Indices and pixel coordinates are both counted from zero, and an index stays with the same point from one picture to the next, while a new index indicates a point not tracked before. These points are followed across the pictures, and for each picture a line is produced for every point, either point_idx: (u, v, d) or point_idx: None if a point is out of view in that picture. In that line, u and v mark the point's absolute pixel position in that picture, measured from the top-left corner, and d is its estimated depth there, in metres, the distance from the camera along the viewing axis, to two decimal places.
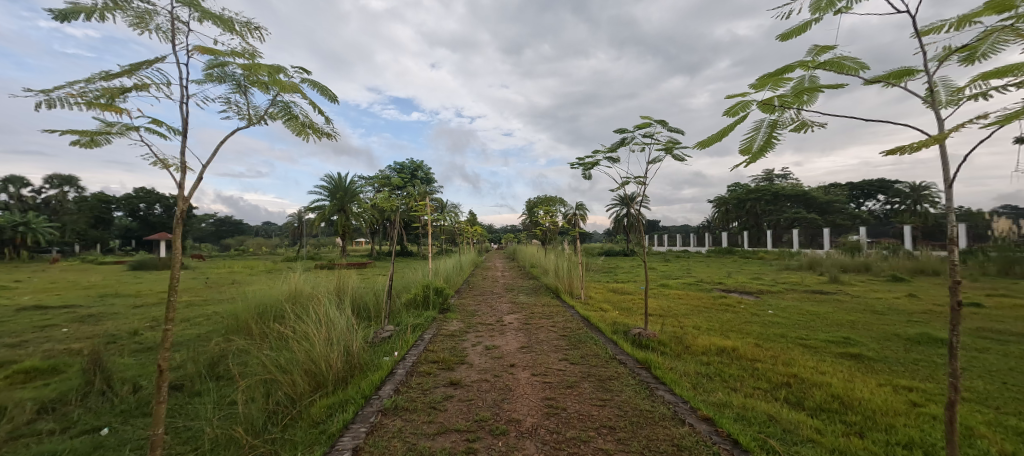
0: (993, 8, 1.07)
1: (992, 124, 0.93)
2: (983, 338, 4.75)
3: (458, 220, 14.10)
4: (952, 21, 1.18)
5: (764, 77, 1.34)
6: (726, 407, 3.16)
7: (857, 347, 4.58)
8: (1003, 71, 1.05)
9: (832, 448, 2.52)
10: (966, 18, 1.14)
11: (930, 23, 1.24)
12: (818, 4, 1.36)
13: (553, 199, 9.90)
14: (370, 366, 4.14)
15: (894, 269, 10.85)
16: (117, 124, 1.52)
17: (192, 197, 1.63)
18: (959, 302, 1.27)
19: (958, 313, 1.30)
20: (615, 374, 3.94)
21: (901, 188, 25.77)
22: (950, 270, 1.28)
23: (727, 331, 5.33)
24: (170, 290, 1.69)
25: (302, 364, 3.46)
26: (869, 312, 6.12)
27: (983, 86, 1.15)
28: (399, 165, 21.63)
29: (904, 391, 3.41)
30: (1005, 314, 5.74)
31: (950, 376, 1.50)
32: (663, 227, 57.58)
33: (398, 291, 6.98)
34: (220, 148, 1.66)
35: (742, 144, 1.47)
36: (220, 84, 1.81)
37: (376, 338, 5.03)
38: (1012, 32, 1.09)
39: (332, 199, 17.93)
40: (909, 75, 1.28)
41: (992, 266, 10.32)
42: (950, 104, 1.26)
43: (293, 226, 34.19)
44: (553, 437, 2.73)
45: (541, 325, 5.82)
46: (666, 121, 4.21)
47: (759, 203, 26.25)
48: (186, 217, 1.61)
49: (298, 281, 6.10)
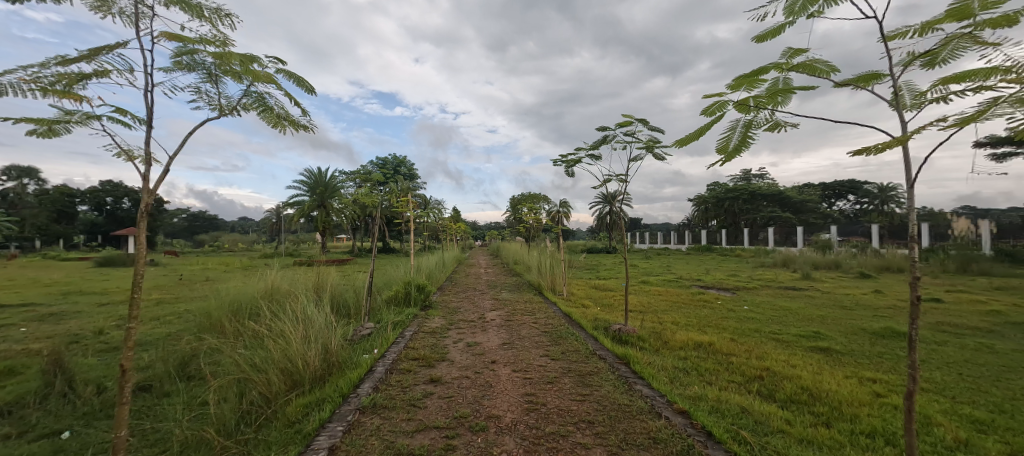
0: (954, 15, 1.13)
1: (951, 126, 0.97)
2: (942, 332, 4.98)
3: (441, 217, 14.02)
4: (915, 27, 1.24)
5: (740, 78, 1.38)
6: (701, 400, 3.23)
7: (826, 340, 4.77)
8: (961, 76, 1.11)
9: (801, 438, 2.63)
10: (928, 25, 1.20)
11: (895, 29, 1.29)
12: (792, 8, 1.41)
13: (537, 196, 9.95)
14: (348, 364, 4.09)
15: (862, 267, 11.26)
16: (77, 113, 1.46)
17: (159, 188, 1.62)
18: (919, 297, 1.33)
19: (917, 308, 1.36)
20: (596, 370, 3.99)
21: (870, 189, 26.83)
22: (911, 266, 1.34)
23: (705, 326, 5.47)
24: (133, 287, 1.63)
25: (278, 363, 3.37)
26: (839, 308, 6.36)
27: (943, 91, 1.20)
28: (381, 161, 21.23)
29: (869, 383, 3.56)
30: (963, 309, 6.05)
31: (909, 368, 1.57)
32: (645, 227, 58.65)
33: (379, 288, 6.88)
34: (186, 139, 1.64)
35: (719, 143, 1.51)
36: (189, 71, 1.79)
37: (355, 336, 4.95)
38: (976, 39, 1.13)
39: (312, 194, 17.53)
40: (875, 79, 1.34)
41: (952, 264, 10.81)
42: (912, 107, 1.32)
43: (271, 221, 33.17)
44: (533, 432, 2.75)
45: (523, 321, 5.82)
46: (647, 119, 4.32)
47: (736, 202, 26.93)
48: (149, 209, 1.59)
49: (275, 277, 5.97)
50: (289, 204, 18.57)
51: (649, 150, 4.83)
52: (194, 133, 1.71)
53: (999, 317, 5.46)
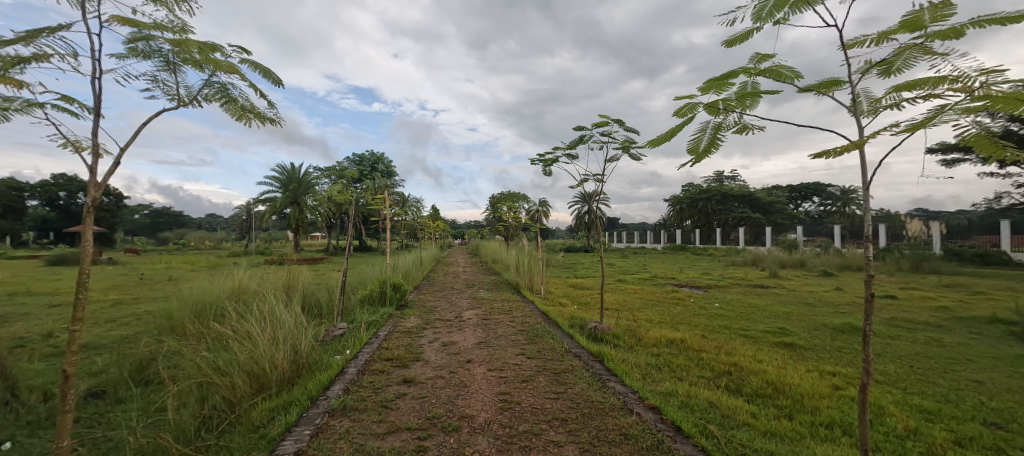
0: (907, 26, 1.19)
1: (904, 131, 1.02)
2: (896, 327, 5.28)
3: (419, 215, 13.83)
4: (873, 36, 1.29)
5: (710, 81, 1.42)
6: (671, 396, 3.30)
7: (791, 336, 4.97)
8: (913, 84, 1.17)
9: (765, 431, 2.72)
10: (885, 34, 1.25)
11: (854, 38, 1.35)
12: (759, 13, 1.46)
13: (516, 196, 9.95)
14: (319, 366, 3.97)
15: (825, 266, 11.81)
16: (17, 99, 1.36)
17: (108, 182, 1.56)
18: (873, 294, 1.38)
19: (870, 305, 1.42)
20: (570, 368, 4.02)
21: (833, 192, 28.15)
22: (866, 265, 1.40)
23: (677, 324, 5.60)
24: (77, 287, 1.53)
25: (243, 366, 3.24)
26: (803, 304, 6.65)
27: (896, 98, 1.27)
28: (358, 157, 20.73)
29: (828, 376, 3.73)
30: (914, 305, 6.43)
31: (863, 362, 1.64)
32: (622, 227, 59.69)
33: (354, 288, 6.71)
34: (140, 129, 1.60)
35: (690, 144, 1.55)
36: (146, 59, 1.88)
37: (326, 337, 4.81)
38: (926, 50, 1.20)
39: (285, 191, 16.97)
40: (836, 85, 1.40)
41: (906, 263, 11.48)
42: (869, 113, 1.39)
43: (241, 218, 31.90)
44: (506, 431, 2.74)
45: (499, 320, 5.81)
46: (623, 120, 4.40)
47: (709, 203, 27.72)
48: (96, 204, 1.52)
49: (243, 276, 5.74)
50: (260, 201, 17.89)
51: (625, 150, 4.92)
52: (150, 121, 1.71)
53: (946, 313, 5.84)
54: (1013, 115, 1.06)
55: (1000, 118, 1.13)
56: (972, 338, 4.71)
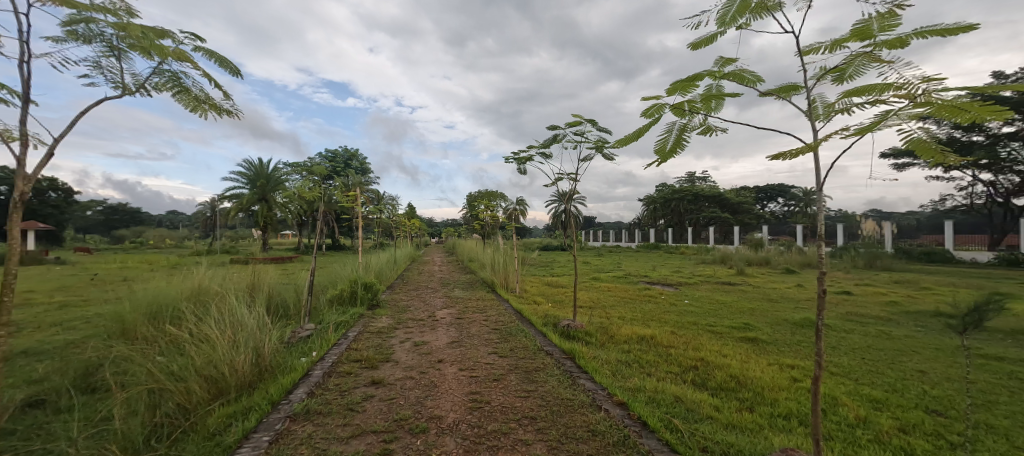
0: (858, 34, 1.25)
1: (854, 134, 1.08)
2: (851, 321, 5.58)
3: (393, 213, 13.59)
4: (826, 44, 1.36)
5: (676, 83, 1.47)
6: (639, 392, 3.36)
7: (754, 331, 5.15)
8: (862, 90, 1.23)
9: (727, 423, 2.81)
10: (837, 42, 1.32)
11: (809, 44, 1.41)
12: (723, 18, 1.51)
13: (494, 194, 9.93)
14: (282, 369, 3.81)
15: (788, 263, 12.37)
16: None
17: (36, 175, 1.45)
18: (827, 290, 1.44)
19: (824, 300, 1.48)
20: (541, 366, 4.03)
21: (796, 193, 29.52)
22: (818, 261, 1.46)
23: (648, 320, 5.72)
24: (1, 290, 1.41)
25: (199, 370, 3.07)
26: (766, 300, 6.94)
27: (847, 103, 1.34)
28: (330, 153, 20.13)
29: (788, 369, 3.89)
30: (866, 300, 6.82)
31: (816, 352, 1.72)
32: (598, 226, 60.72)
33: (323, 288, 6.51)
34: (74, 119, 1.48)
35: (657, 144, 1.60)
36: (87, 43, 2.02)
37: (292, 338, 4.64)
38: (873, 58, 1.26)
39: (253, 187, 16.33)
40: (794, 90, 1.48)
41: (861, 260, 12.17)
42: (823, 118, 1.46)
43: (206, 216, 30.45)
44: (475, 431, 2.71)
45: (473, 319, 5.77)
46: (596, 120, 4.43)
47: (682, 203, 28.52)
48: (23, 200, 1.42)
49: (203, 277, 5.46)
50: (226, 197, 17.13)
51: (597, 150, 4.96)
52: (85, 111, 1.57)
53: (895, 307, 6.22)
54: (950, 121, 1.13)
55: (938, 124, 1.20)
56: (918, 331, 5.03)
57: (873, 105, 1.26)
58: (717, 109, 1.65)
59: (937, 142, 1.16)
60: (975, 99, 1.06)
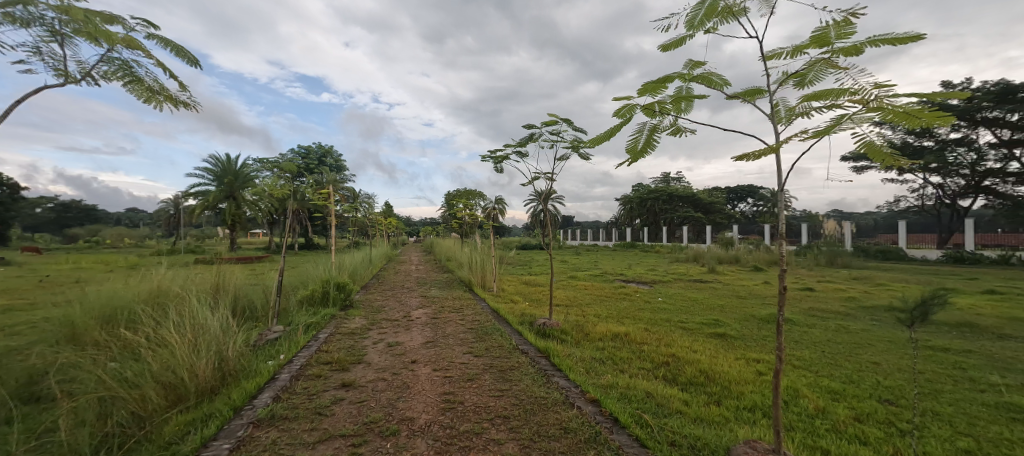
0: (817, 41, 1.32)
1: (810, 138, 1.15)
2: (813, 316, 5.85)
3: (369, 211, 13.30)
4: (788, 49, 1.43)
5: (647, 84, 1.52)
6: (612, 388, 3.41)
7: (723, 327, 5.32)
8: (820, 95, 1.30)
9: (695, 417, 2.88)
10: (798, 49, 1.39)
11: (772, 50, 1.48)
12: (692, 22, 1.57)
13: (472, 193, 9.87)
14: (246, 374, 3.65)
15: (756, 261, 12.84)
16: None
17: None
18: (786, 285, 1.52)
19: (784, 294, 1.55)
20: (516, 364, 4.02)
21: (765, 194, 30.71)
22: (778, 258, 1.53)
23: (623, 318, 5.81)
24: None
25: (156, 376, 2.91)
26: (736, 297, 7.18)
27: (807, 107, 1.41)
28: (303, 149, 19.50)
29: (754, 363, 4.03)
30: (827, 296, 7.16)
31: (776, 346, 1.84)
32: (576, 225, 61.42)
33: (293, 289, 6.30)
34: None
35: (628, 144, 1.65)
36: (21, 25, 1.98)
37: (259, 341, 4.47)
38: (832, 64, 1.32)
39: (219, 184, 15.64)
40: (757, 94, 1.55)
41: (823, 258, 12.75)
42: (785, 121, 1.53)
43: (168, 214, 28.96)
44: (447, 432, 2.67)
45: (449, 319, 5.71)
46: (571, 119, 4.46)
47: (657, 202, 29.18)
48: None
49: (162, 278, 5.18)
50: (190, 195, 16.32)
51: (573, 149, 4.99)
52: None
53: (853, 302, 6.56)
54: (900, 126, 1.19)
55: (890, 129, 1.27)
56: (873, 324, 5.32)
57: (831, 110, 1.33)
58: (687, 110, 1.71)
59: (889, 146, 1.23)
60: (923, 106, 1.13)
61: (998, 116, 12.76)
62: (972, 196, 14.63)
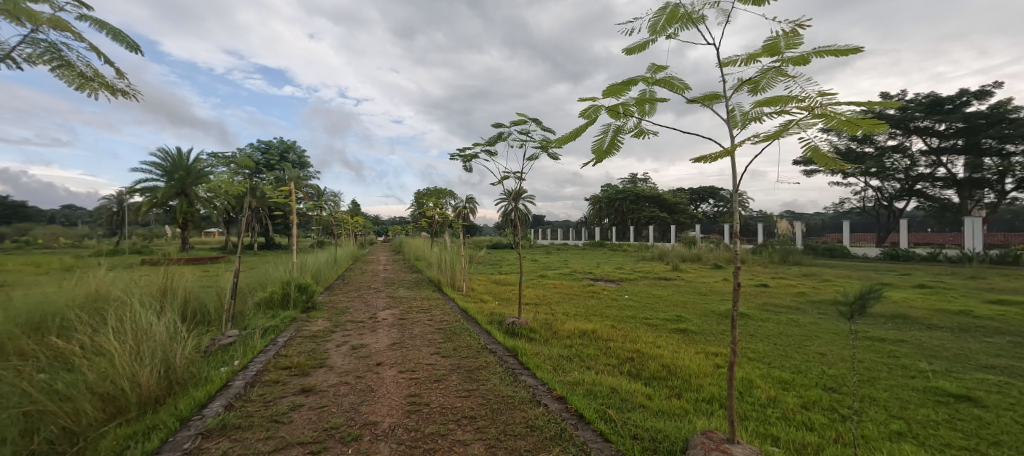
0: (768, 50, 1.39)
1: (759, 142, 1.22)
2: (767, 310, 6.20)
3: (334, 209, 12.85)
4: (742, 57, 1.49)
5: (612, 87, 1.56)
6: (578, 385, 3.46)
7: (685, 322, 5.54)
8: (772, 100, 1.37)
9: (657, 410, 2.98)
10: (751, 56, 1.46)
11: (729, 57, 1.54)
12: (655, 27, 1.62)
13: (442, 192, 9.77)
14: (196, 381, 3.41)
15: (716, 259, 13.46)
16: None
17: None
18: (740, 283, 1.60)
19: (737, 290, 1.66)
20: (484, 364, 4.00)
21: (725, 195, 32.28)
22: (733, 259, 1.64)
23: (590, 315, 5.93)
24: None
25: (91, 387, 2.65)
26: (697, 294, 7.49)
27: (759, 113, 1.48)
28: (263, 144, 18.57)
29: (712, 356, 4.21)
30: (779, 291, 7.61)
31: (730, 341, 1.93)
32: (547, 224, 62.18)
33: (250, 290, 5.98)
34: None
35: (594, 144, 1.68)
36: None
37: (212, 346, 4.21)
38: (782, 73, 1.40)
39: (169, 180, 14.64)
40: (714, 99, 1.61)
41: (777, 256, 13.54)
42: (740, 125, 1.60)
43: (111, 211, 26.80)
44: (411, 435, 2.61)
45: (417, 319, 5.61)
46: (540, 119, 4.50)
47: (625, 202, 29.99)
48: None
49: (100, 280, 4.73)
50: (135, 191, 15.16)
51: (541, 149, 5.03)
52: None
53: (802, 297, 7.01)
54: (841, 133, 1.27)
55: (833, 135, 1.35)
56: (820, 318, 5.70)
57: (782, 116, 1.40)
58: (650, 113, 1.76)
59: (831, 151, 1.31)
60: (861, 115, 1.21)
61: (928, 125, 14.03)
62: (906, 198, 16.01)
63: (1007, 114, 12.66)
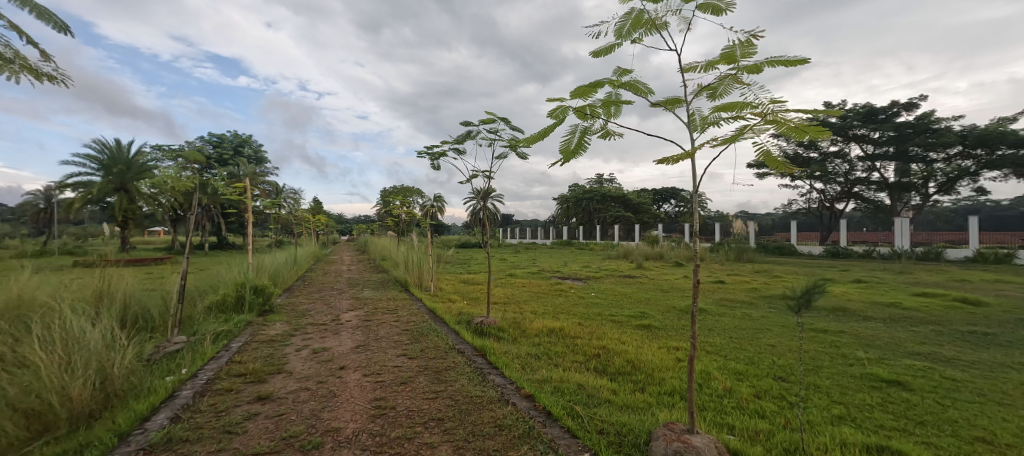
0: (726, 58, 1.46)
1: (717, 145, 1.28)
2: (724, 305, 6.56)
3: (293, 207, 12.26)
4: (702, 63, 1.56)
5: (580, 88, 1.58)
6: (546, 382, 3.50)
7: (648, 318, 5.75)
8: (729, 106, 1.43)
9: (622, 405, 3.06)
10: (711, 63, 1.52)
11: (690, 62, 1.60)
12: (621, 31, 1.65)
13: (409, 190, 9.56)
14: (136, 393, 3.13)
15: (676, 257, 14.08)
16: None
17: None
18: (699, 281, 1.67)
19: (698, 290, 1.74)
20: (452, 365, 3.95)
21: (686, 196, 33.75)
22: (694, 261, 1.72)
23: (559, 313, 6.02)
24: None
25: (12, 402, 2.37)
26: (659, 290, 7.79)
27: (718, 118, 1.55)
28: (214, 137, 17.39)
29: (673, 350, 4.40)
30: (733, 287, 8.06)
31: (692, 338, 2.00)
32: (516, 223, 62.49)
33: (200, 293, 5.60)
34: None
35: (562, 144, 1.70)
36: None
37: (156, 354, 3.89)
38: (738, 79, 1.47)
39: (106, 174, 13.43)
40: (676, 103, 1.68)
41: (732, 254, 14.35)
42: (699, 129, 1.67)
43: (35, 207, 24.23)
44: (376, 440, 2.53)
45: (383, 320, 5.47)
46: (508, 119, 4.48)
47: (592, 202, 30.70)
48: None
49: (22, 284, 4.21)
50: (64, 185, 13.76)
51: (510, 148, 5.03)
52: None
53: (754, 293, 7.46)
54: (791, 138, 1.36)
55: (783, 141, 1.43)
56: (770, 312, 6.09)
57: (737, 121, 1.47)
58: (616, 114, 1.80)
59: (781, 155, 1.40)
60: (808, 122, 1.29)
61: (864, 133, 15.34)
62: (845, 200, 17.42)
63: (931, 125, 14.28)
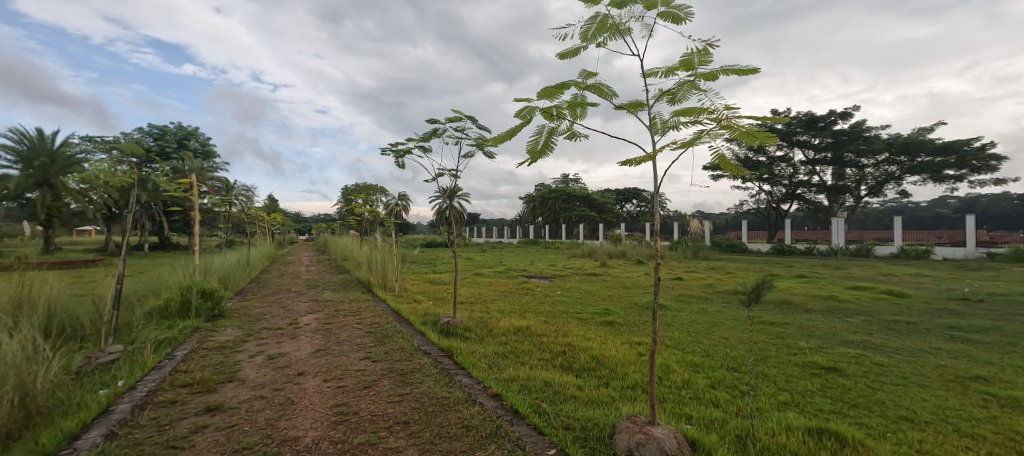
0: (684, 65, 1.53)
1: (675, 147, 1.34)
2: (682, 301, 6.87)
3: (245, 205, 11.54)
4: (663, 69, 1.62)
5: (547, 90, 1.61)
6: (513, 381, 3.52)
7: (612, 315, 5.92)
8: (687, 111, 1.50)
9: (586, 400, 3.14)
10: (670, 69, 1.59)
11: (652, 68, 1.66)
12: (587, 34, 1.69)
13: (372, 188, 9.28)
14: (64, 409, 2.83)
15: (638, 255, 14.61)
16: None
17: None
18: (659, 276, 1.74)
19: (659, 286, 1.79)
20: (417, 367, 3.88)
21: (647, 196, 35.09)
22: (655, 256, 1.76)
23: (525, 312, 6.07)
24: None
25: None
26: (621, 287, 8.06)
27: (677, 122, 1.62)
28: (154, 128, 15.99)
29: (636, 346, 4.56)
30: (689, 284, 8.48)
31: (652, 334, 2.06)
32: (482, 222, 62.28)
33: (139, 298, 5.14)
34: None
35: (529, 144, 1.71)
36: None
37: (87, 365, 3.54)
38: (696, 85, 1.55)
39: (24, 167, 12.01)
40: (638, 107, 1.74)
41: (691, 251, 15.09)
42: (660, 132, 1.74)
43: None
44: (338, 447, 2.45)
45: (345, 323, 5.28)
46: (475, 117, 4.44)
47: (558, 202, 31.18)
48: None
49: None
50: None
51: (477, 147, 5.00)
52: None
53: (709, 288, 7.88)
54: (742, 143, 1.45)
55: (736, 145, 1.52)
56: (723, 306, 6.47)
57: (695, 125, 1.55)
58: (582, 116, 1.84)
59: (734, 159, 1.49)
60: (757, 128, 1.38)
61: (807, 139, 16.62)
62: (790, 201, 18.79)
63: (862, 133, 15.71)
